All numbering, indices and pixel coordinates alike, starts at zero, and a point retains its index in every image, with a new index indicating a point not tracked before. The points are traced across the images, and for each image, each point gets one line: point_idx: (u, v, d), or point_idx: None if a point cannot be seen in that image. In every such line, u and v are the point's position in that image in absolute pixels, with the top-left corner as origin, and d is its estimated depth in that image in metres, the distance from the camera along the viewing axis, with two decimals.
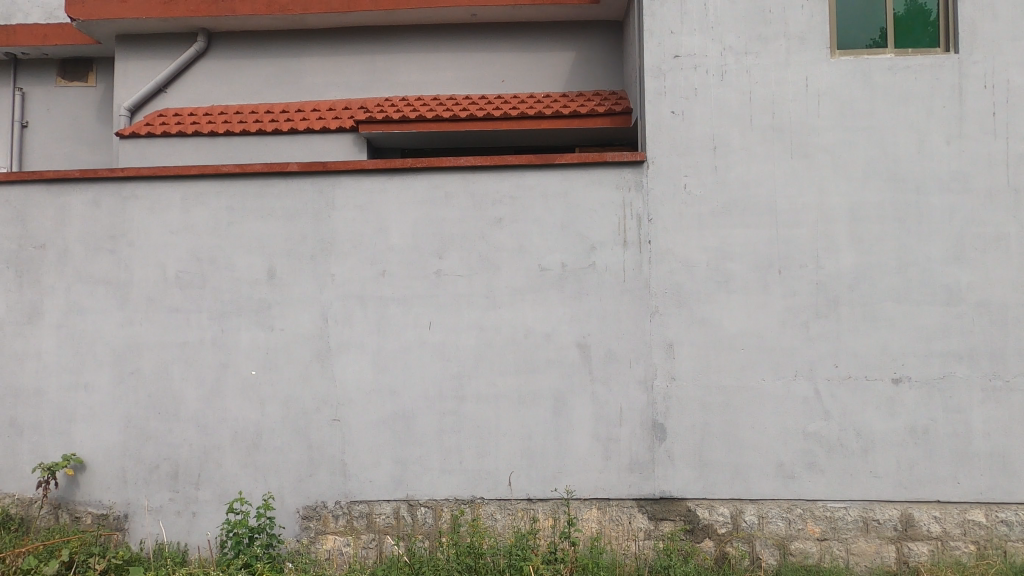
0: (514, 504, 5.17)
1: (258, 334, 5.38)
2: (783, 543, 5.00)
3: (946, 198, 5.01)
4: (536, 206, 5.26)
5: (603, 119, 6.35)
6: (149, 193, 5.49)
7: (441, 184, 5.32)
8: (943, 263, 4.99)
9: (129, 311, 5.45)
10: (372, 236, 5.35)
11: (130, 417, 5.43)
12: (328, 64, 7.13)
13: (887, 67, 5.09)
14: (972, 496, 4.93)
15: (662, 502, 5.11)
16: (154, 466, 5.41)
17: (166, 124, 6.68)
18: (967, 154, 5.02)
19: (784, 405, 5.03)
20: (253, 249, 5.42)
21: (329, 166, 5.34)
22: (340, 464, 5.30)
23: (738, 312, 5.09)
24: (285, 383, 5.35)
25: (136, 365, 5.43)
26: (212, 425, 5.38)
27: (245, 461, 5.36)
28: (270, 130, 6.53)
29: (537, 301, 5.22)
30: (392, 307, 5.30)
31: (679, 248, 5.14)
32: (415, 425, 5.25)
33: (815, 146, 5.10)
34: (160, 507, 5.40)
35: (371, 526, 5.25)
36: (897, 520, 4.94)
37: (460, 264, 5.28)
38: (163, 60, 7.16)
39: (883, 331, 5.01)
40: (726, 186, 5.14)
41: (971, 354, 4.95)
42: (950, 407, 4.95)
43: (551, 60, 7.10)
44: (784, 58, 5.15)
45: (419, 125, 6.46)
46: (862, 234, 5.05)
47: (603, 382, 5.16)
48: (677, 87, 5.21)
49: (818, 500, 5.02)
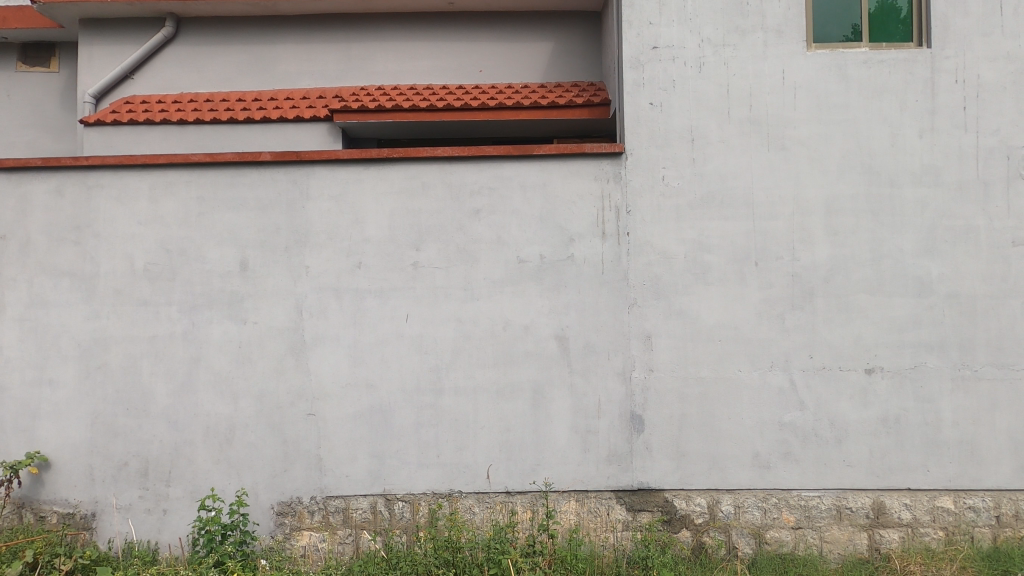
0: (492, 497, 5.15)
1: (230, 328, 5.26)
2: (759, 532, 5.05)
3: (918, 190, 5.08)
4: (514, 197, 5.21)
5: (581, 110, 6.32)
6: (116, 182, 5.32)
7: (418, 175, 5.25)
8: (915, 255, 5.07)
9: (96, 304, 5.28)
10: (349, 228, 5.25)
11: (97, 413, 5.27)
12: (302, 52, 6.98)
13: (862, 60, 5.14)
14: (942, 483, 5.03)
15: (640, 493, 5.13)
16: (123, 463, 5.27)
17: (134, 111, 6.48)
18: (939, 148, 5.10)
19: (760, 396, 5.08)
20: (224, 240, 5.29)
21: (303, 156, 5.23)
22: (316, 460, 5.22)
23: (716, 304, 5.11)
24: (259, 377, 5.24)
25: (103, 360, 5.27)
26: (183, 421, 5.26)
27: (218, 457, 5.24)
28: (241, 118, 6.37)
29: (515, 293, 5.18)
30: (368, 299, 5.22)
31: (658, 239, 5.15)
32: (393, 419, 5.19)
33: (792, 139, 5.14)
34: (129, 505, 5.26)
35: (347, 521, 5.19)
36: (869, 508, 5.03)
37: (437, 256, 5.22)
38: (129, 45, 6.94)
39: (856, 323, 5.07)
40: (704, 178, 5.15)
41: (941, 345, 5.04)
42: (921, 397, 5.04)
43: (528, 51, 7.04)
44: (761, 51, 5.17)
45: (395, 114, 6.36)
46: (838, 227, 5.10)
47: (582, 374, 5.14)
48: (656, 79, 5.19)
49: (794, 489, 5.07)
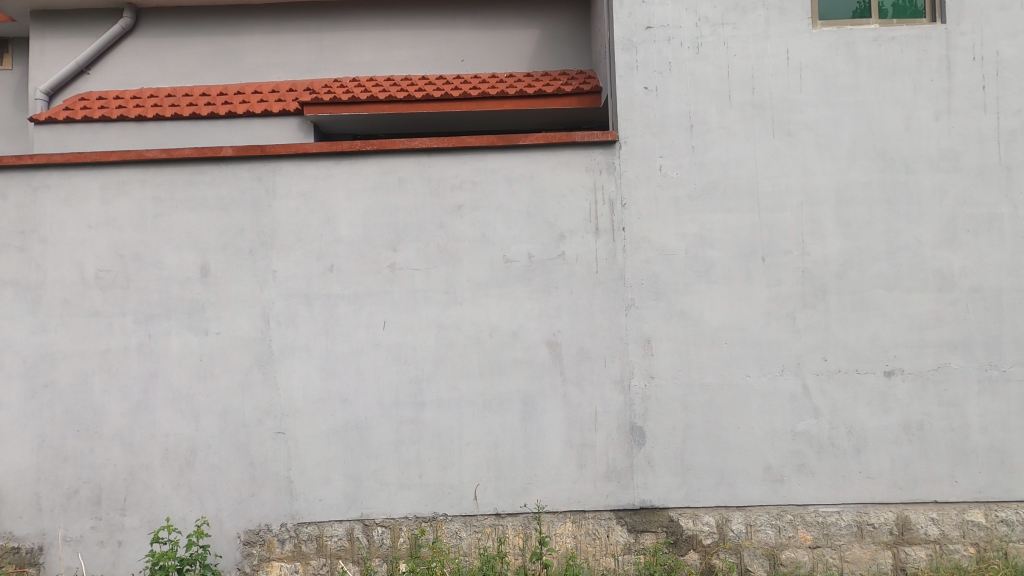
0: (481, 520, 4.68)
1: (190, 339, 4.79)
2: (773, 552, 4.62)
3: (936, 176, 4.69)
4: (498, 191, 4.78)
5: (570, 98, 5.93)
6: (64, 182, 4.86)
7: (394, 170, 4.81)
8: (934, 247, 4.67)
9: (42, 317, 4.80)
10: (318, 228, 4.81)
11: (44, 436, 4.78)
12: (271, 44, 6.57)
13: (872, 38, 4.76)
14: (971, 495, 4.61)
15: (643, 513, 4.68)
16: (74, 491, 4.77)
17: (89, 108, 6.03)
18: (957, 131, 4.71)
19: (771, 404, 4.65)
20: (183, 244, 4.83)
21: (268, 150, 4.79)
22: (286, 483, 4.74)
23: (720, 304, 4.69)
24: (222, 394, 4.77)
25: (51, 378, 4.79)
26: (139, 443, 4.77)
27: (177, 482, 4.76)
28: (205, 113, 5.93)
29: (501, 295, 4.74)
30: (342, 305, 4.77)
31: (656, 234, 4.73)
32: (370, 437, 4.73)
33: (799, 124, 4.74)
34: (80, 537, 4.76)
35: (322, 550, 4.71)
36: (893, 524, 4.60)
37: (416, 257, 4.78)
38: (85, 39, 6.50)
39: (873, 321, 4.66)
40: (705, 167, 4.74)
41: (966, 344, 4.63)
42: (945, 401, 4.63)
43: (514, 39, 6.65)
44: (763, 30, 4.78)
45: (371, 106, 5.93)
46: (850, 218, 4.70)
47: (576, 383, 4.70)
48: (650, 61, 4.79)
49: (810, 505, 4.64)
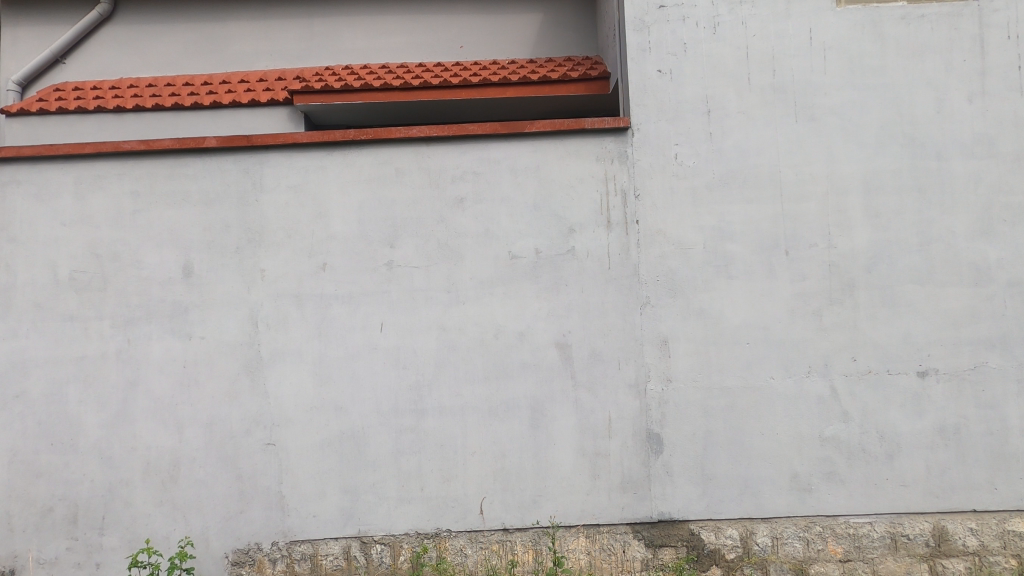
0: (487, 536, 4.36)
1: (173, 344, 4.45)
2: (802, 567, 4.31)
3: (970, 163, 4.40)
4: (503, 183, 4.46)
5: (576, 85, 5.65)
6: (34, 176, 4.50)
7: (390, 160, 4.48)
8: (969, 238, 4.37)
9: (12, 322, 4.44)
10: (309, 223, 4.47)
11: (15, 450, 4.42)
12: (259, 31, 6.24)
13: (900, 16, 4.45)
14: (1011, 503, 4.32)
15: (661, 526, 4.36)
16: (48, 509, 4.42)
17: (64, 99, 5.68)
18: (992, 114, 4.41)
19: (797, 408, 4.34)
20: (164, 242, 4.48)
21: (254, 140, 4.45)
22: (277, 498, 4.40)
23: (741, 301, 4.38)
24: (207, 403, 4.43)
25: (22, 388, 4.43)
26: (118, 457, 4.42)
27: (160, 498, 4.42)
28: (188, 103, 5.57)
29: (507, 295, 4.42)
30: (335, 306, 4.44)
31: (672, 227, 4.41)
32: (368, 447, 4.39)
33: (823, 108, 4.44)
34: (55, 559, 4.41)
35: (316, 571, 4.37)
36: (929, 535, 4.30)
37: (415, 254, 4.44)
38: (61, 27, 6.16)
39: (905, 319, 4.36)
40: (723, 155, 4.43)
41: (1004, 341, 4.34)
42: (983, 402, 4.33)
43: (515, 24, 6.34)
44: (783, 9, 4.47)
45: (365, 95, 5.60)
46: (880, 207, 4.40)
47: (588, 388, 4.38)
48: (663, 42, 4.48)
49: (840, 516, 4.33)
